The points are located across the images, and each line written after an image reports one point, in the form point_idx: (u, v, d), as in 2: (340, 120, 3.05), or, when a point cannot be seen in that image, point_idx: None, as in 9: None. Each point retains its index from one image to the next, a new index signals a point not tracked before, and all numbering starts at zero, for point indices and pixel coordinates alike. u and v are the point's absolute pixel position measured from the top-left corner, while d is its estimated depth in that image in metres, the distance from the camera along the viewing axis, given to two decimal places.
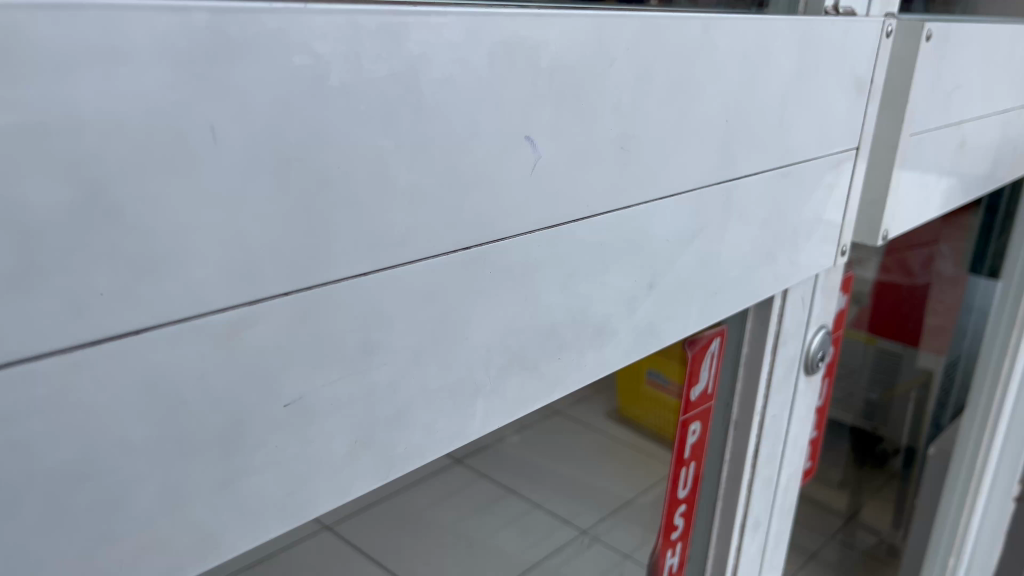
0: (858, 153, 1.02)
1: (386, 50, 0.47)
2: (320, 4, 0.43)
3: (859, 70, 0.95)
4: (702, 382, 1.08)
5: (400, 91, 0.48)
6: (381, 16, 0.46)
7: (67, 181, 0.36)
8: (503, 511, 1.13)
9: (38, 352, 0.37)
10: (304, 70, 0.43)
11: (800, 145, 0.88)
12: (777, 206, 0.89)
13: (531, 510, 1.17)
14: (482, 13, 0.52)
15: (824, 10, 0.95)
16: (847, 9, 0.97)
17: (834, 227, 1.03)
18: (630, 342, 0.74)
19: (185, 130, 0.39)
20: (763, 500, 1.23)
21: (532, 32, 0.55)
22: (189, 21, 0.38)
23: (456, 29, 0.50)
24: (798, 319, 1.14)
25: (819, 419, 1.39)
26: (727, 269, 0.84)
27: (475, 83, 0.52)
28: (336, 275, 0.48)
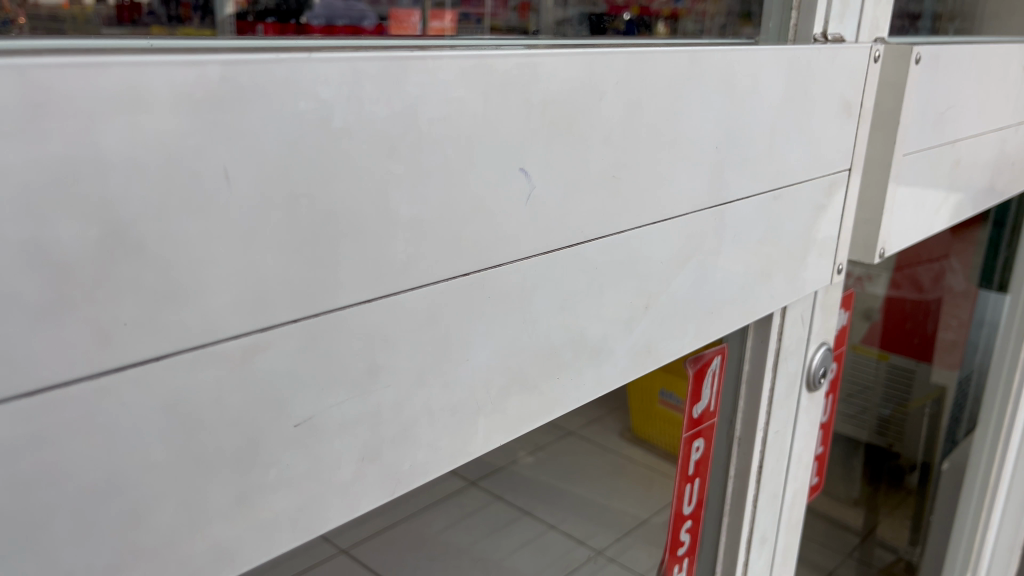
0: (850, 173, 1.05)
1: (386, 93, 0.50)
2: (323, 53, 0.47)
3: (848, 95, 0.98)
4: (704, 400, 1.10)
5: (399, 130, 0.51)
6: (381, 62, 0.50)
7: (93, 221, 0.40)
8: (517, 533, 1.01)
9: (68, 378, 0.40)
10: (310, 114, 0.47)
11: (791, 167, 0.91)
12: (771, 227, 0.91)
13: (547, 531, 1.05)
14: (477, 55, 0.55)
15: (813, 37, 1.00)
16: (836, 36, 1.01)
17: (830, 245, 1.06)
18: (628, 361, 0.77)
19: (201, 172, 0.43)
20: (770, 515, 1.25)
21: (524, 71, 0.59)
22: (203, 73, 0.42)
23: (453, 71, 0.54)
24: (798, 336, 1.17)
25: (826, 434, 1.41)
26: (723, 289, 0.87)
27: (471, 120, 0.56)
28: (341, 302, 0.51)
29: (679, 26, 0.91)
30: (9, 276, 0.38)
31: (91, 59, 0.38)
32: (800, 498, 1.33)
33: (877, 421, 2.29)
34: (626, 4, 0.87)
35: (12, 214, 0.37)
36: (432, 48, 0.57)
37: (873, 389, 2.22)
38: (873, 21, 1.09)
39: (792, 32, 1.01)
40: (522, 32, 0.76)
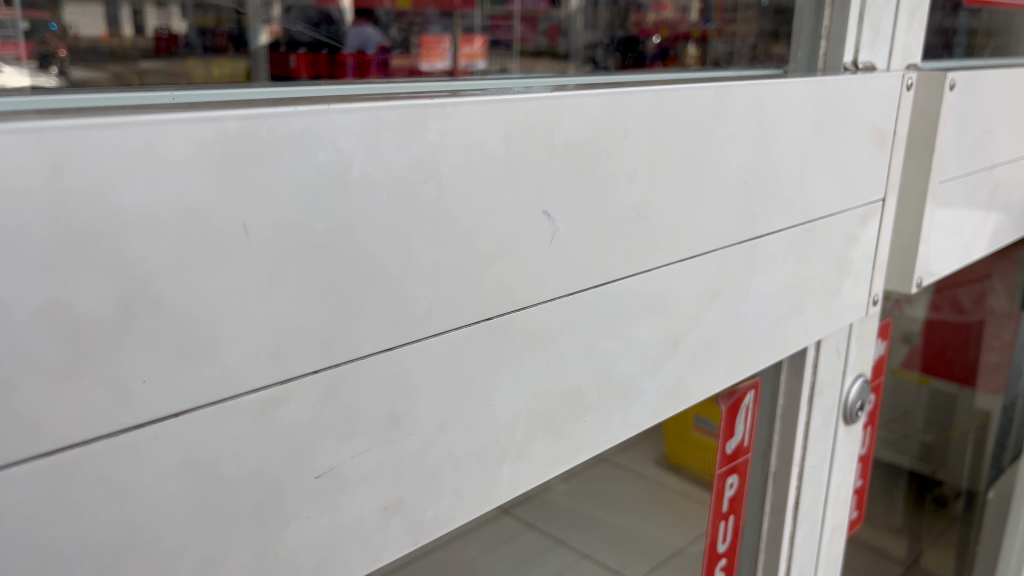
0: (884, 201, 1.03)
1: (406, 141, 0.50)
2: (340, 104, 0.47)
3: (880, 123, 0.96)
4: (737, 436, 1.08)
5: (419, 177, 0.51)
6: (400, 110, 0.49)
7: (112, 279, 0.40)
8: (552, 563, 0.93)
9: (88, 435, 0.40)
10: (329, 164, 0.46)
11: (822, 199, 0.89)
12: (804, 260, 0.90)
13: (582, 561, 0.96)
14: (498, 99, 0.55)
15: (843, 66, 0.98)
16: (867, 64, 0.99)
17: (865, 276, 1.03)
18: (657, 401, 0.76)
19: (220, 226, 0.43)
20: (807, 551, 1.21)
21: (546, 113, 0.58)
22: (222, 128, 0.42)
23: (473, 116, 0.53)
24: (834, 368, 1.14)
25: (865, 467, 1.37)
26: (754, 325, 0.85)
27: (492, 165, 0.55)
28: (362, 351, 0.51)
29: (707, 48, 0.91)
30: (29, 337, 0.38)
31: (109, 119, 0.39)
32: (839, 534, 1.30)
33: (919, 446, 2.26)
34: (655, 28, 0.87)
35: (33, 275, 0.37)
36: (452, 94, 0.57)
37: (914, 413, 2.19)
38: (905, 47, 1.07)
39: (822, 61, 0.99)
40: (553, 57, 0.77)
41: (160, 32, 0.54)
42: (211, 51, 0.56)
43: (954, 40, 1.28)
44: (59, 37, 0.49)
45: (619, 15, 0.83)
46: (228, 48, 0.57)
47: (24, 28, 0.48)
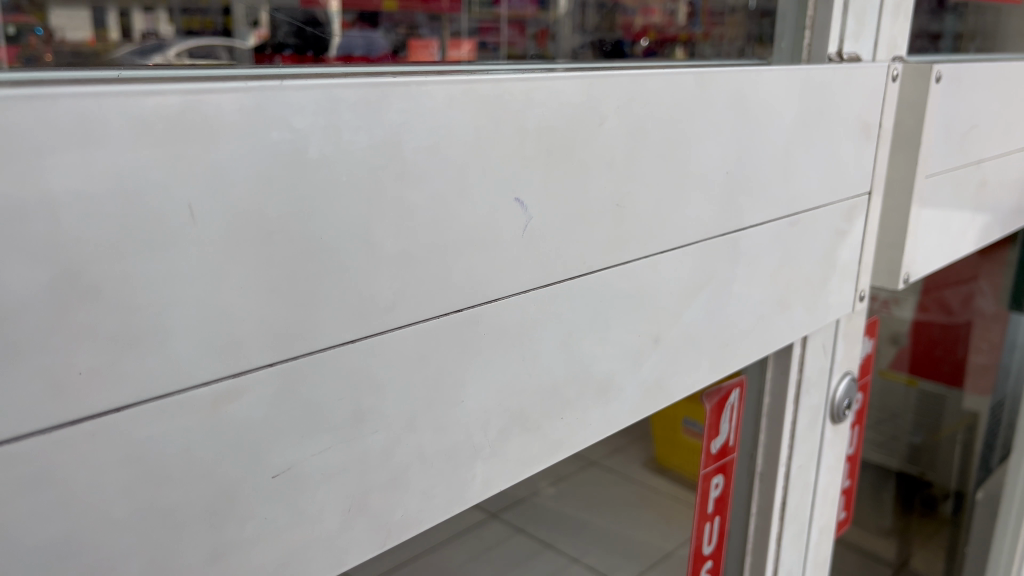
0: (871, 195, 1.01)
1: (367, 121, 0.47)
2: (295, 80, 0.44)
3: (866, 114, 0.94)
4: (722, 436, 1.06)
5: (383, 160, 0.49)
6: (360, 89, 0.47)
7: (44, 264, 0.37)
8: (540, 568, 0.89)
9: (20, 432, 0.38)
10: (284, 144, 0.44)
11: (807, 192, 0.87)
12: (789, 255, 0.88)
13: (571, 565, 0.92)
14: (467, 80, 0.52)
15: (828, 57, 0.96)
16: (851, 55, 0.98)
17: (851, 271, 1.01)
18: (638, 398, 0.73)
19: (164, 209, 0.40)
20: (793, 552, 1.19)
21: (518, 96, 0.56)
22: (165, 103, 0.39)
23: (440, 97, 0.51)
24: (820, 366, 1.12)
25: (853, 467, 1.35)
26: (738, 322, 0.83)
27: (461, 149, 0.53)
28: (322, 343, 0.48)
29: (696, 51, 0.90)
30: None
31: (39, 90, 0.36)
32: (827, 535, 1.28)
33: (907, 448, 2.29)
34: (643, 31, 0.85)
35: None
36: (420, 77, 0.54)
37: (903, 415, 2.21)
38: (890, 39, 1.06)
39: (806, 52, 0.97)
40: (540, 59, 0.75)
41: (149, 36, 0.51)
42: (200, 53, 0.53)
43: (940, 36, 1.27)
44: (45, 41, 0.46)
45: (606, 19, 0.81)
46: (216, 51, 0.54)
47: (10, 31, 0.45)
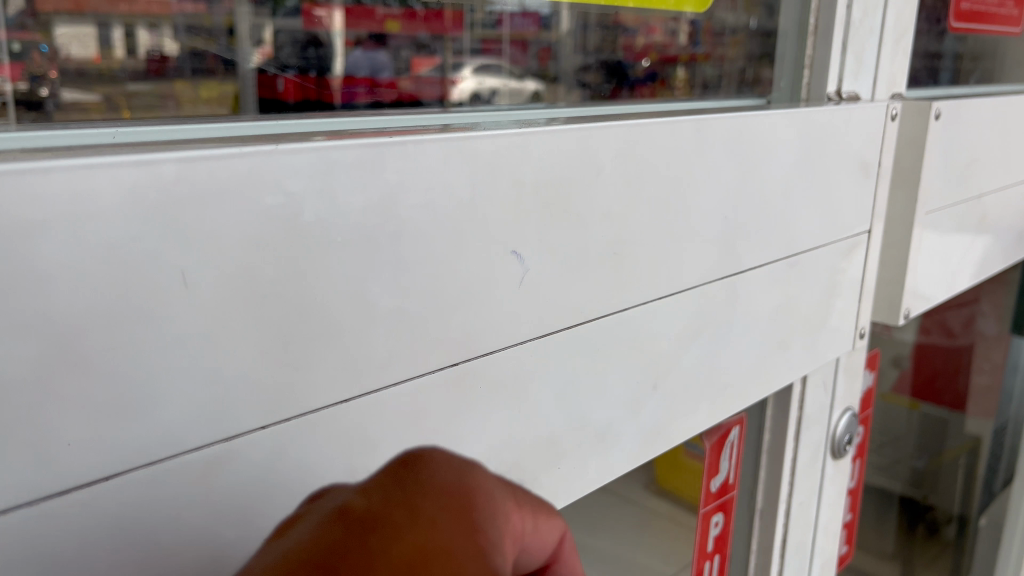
0: (870, 233, 1.01)
1: (362, 181, 0.47)
2: (287, 144, 0.44)
3: (865, 154, 0.94)
4: (722, 474, 1.04)
5: (378, 220, 0.49)
6: (355, 150, 0.47)
7: (32, 337, 0.37)
8: None
9: (6, 506, 0.37)
10: (277, 208, 0.44)
11: (806, 233, 0.87)
12: (789, 295, 0.87)
13: None
14: (464, 136, 0.52)
15: (826, 96, 0.96)
16: (850, 95, 0.98)
17: (851, 309, 1.01)
18: (636, 445, 0.73)
19: (156, 277, 0.40)
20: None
21: (515, 150, 0.56)
22: (157, 172, 0.39)
23: (437, 155, 0.51)
24: (821, 403, 1.11)
25: (855, 500, 1.35)
26: (737, 363, 0.83)
27: (457, 205, 0.53)
28: (315, 404, 0.48)
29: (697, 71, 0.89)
30: None
31: (32, 163, 0.36)
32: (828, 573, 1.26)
33: (911, 473, 2.15)
34: (645, 51, 0.84)
35: None
36: (417, 132, 0.55)
37: (907, 439, 2.10)
38: (889, 77, 1.06)
39: (805, 91, 0.97)
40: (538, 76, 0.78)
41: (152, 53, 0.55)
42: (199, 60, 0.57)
43: (940, 68, 1.26)
44: (48, 58, 0.50)
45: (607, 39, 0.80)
46: (217, 69, 0.58)
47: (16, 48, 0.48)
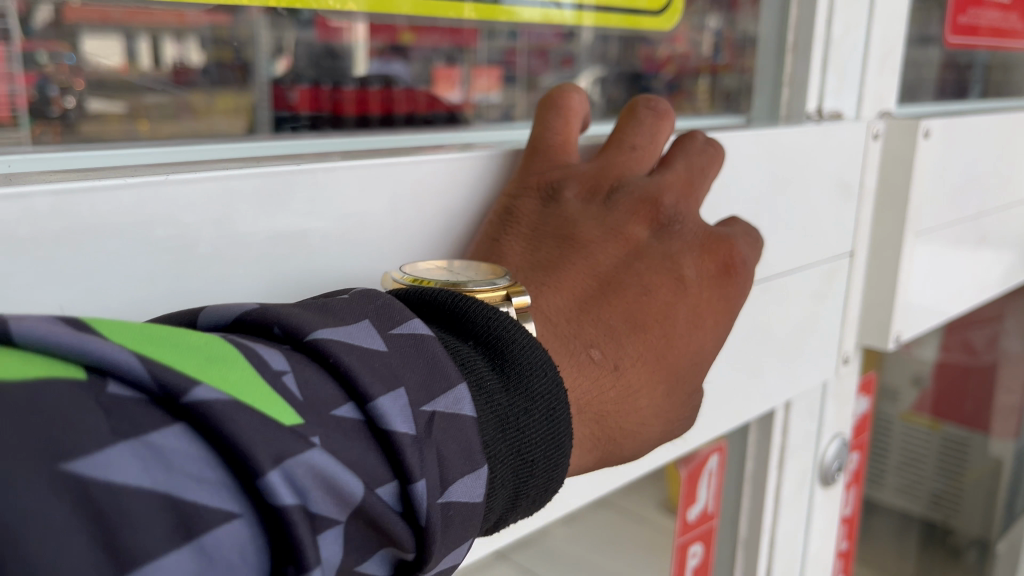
0: (853, 255, 0.98)
1: (264, 211, 0.53)
2: (181, 175, 0.49)
3: (845, 174, 0.92)
4: (700, 502, 1.02)
5: (285, 247, 0.55)
6: (257, 182, 0.52)
7: None
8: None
9: None
10: (172, 238, 0.49)
11: (780, 257, 0.84)
12: (761, 321, 0.84)
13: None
14: (374, 164, 0.58)
15: (806, 115, 0.94)
16: (831, 113, 0.95)
17: (832, 334, 0.98)
18: None
19: (40, 299, 0.45)
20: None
21: (426, 174, 0.61)
22: (31, 206, 0.44)
23: (346, 182, 0.56)
24: (806, 429, 1.07)
25: (850, 529, 1.30)
26: (703, 390, 0.80)
27: (365, 228, 0.58)
28: None
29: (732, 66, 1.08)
30: None
31: None
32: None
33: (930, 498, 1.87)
34: None
35: None
36: (334, 162, 0.56)
37: (927, 459, 1.81)
38: (876, 94, 1.03)
39: (785, 108, 0.95)
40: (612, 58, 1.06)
41: None
42: None
43: (937, 85, 1.23)
44: None
45: None
46: None
47: None
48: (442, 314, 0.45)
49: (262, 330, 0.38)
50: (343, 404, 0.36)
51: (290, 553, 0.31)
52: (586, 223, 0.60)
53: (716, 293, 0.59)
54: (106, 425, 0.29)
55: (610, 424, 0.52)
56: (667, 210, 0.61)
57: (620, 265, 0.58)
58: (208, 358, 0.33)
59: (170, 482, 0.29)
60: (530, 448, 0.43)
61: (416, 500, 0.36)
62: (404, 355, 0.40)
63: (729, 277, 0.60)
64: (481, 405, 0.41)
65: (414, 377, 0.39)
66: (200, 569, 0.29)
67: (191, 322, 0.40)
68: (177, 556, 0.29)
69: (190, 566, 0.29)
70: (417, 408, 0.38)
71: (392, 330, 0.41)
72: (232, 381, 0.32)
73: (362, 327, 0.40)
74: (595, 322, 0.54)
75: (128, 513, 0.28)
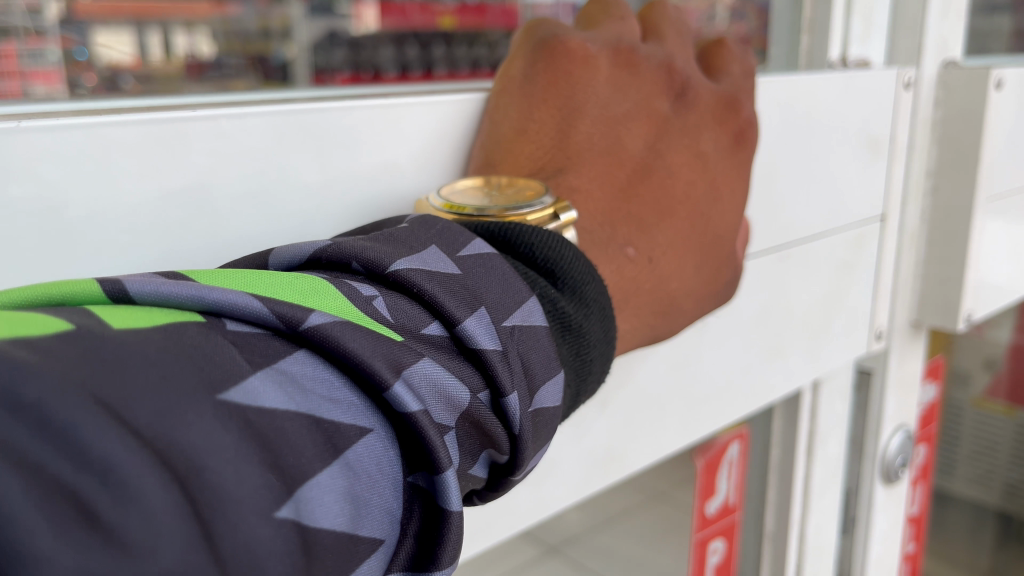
0: (884, 219, 0.86)
1: (151, 166, 0.38)
2: (34, 120, 0.34)
3: (874, 127, 0.80)
4: (721, 494, 0.88)
5: (185, 216, 0.39)
6: (145, 127, 0.37)
7: None
8: None
9: None
10: (24, 204, 0.35)
11: (800, 222, 0.73)
12: (778, 296, 0.73)
13: None
14: (302, 107, 0.42)
15: (831, 62, 0.81)
16: (859, 60, 0.83)
17: (863, 309, 0.86)
18: (582, 473, 0.61)
19: None
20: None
21: (382, 120, 0.45)
22: None
23: (264, 131, 0.41)
24: (840, 414, 0.95)
25: (919, 528, 1.18)
26: (713, 373, 0.69)
27: (300, 197, 0.43)
28: None
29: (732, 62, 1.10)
30: None
31: None
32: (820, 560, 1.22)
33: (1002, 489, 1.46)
34: None
35: None
36: (243, 107, 0.40)
37: (1001, 447, 1.41)
38: (939, 40, 0.86)
39: (806, 57, 0.82)
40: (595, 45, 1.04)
41: None
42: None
43: (989, 38, 1.08)
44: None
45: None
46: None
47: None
48: (488, 231, 0.39)
49: (341, 271, 0.33)
50: (428, 321, 0.32)
51: (423, 460, 0.28)
52: (614, 102, 0.51)
53: (732, 163, 0.55)
54: (222, 422, 0.23)
55: (658, 292, 0.50)
56: (682, 75, 0.54)
57: (646, 146, 0.52)
58: (304, 286, 0.29)
59: (308, 402, 0.26)
60: (588, 346, 0.39)
61: (510, 412, 0.32)
62: (479, 277, 0.34)
63: (748, 145, 0.55)
64: (549, 314, 0.37)
65: (493, 294, 0.34)
66: (346, 487, 0.26)
67: (261, 262, 0.34)
68: (326, 474, 0.25)
69: (335, 490, 0.25)
70: (499, 325, 0.33)
71: (460, 253, 0.35)
72: (344, 313, 0.29)
73: (431, 252, 0.34)
74: (626, 211, 0.49)
75: (281, 440, 0.24)
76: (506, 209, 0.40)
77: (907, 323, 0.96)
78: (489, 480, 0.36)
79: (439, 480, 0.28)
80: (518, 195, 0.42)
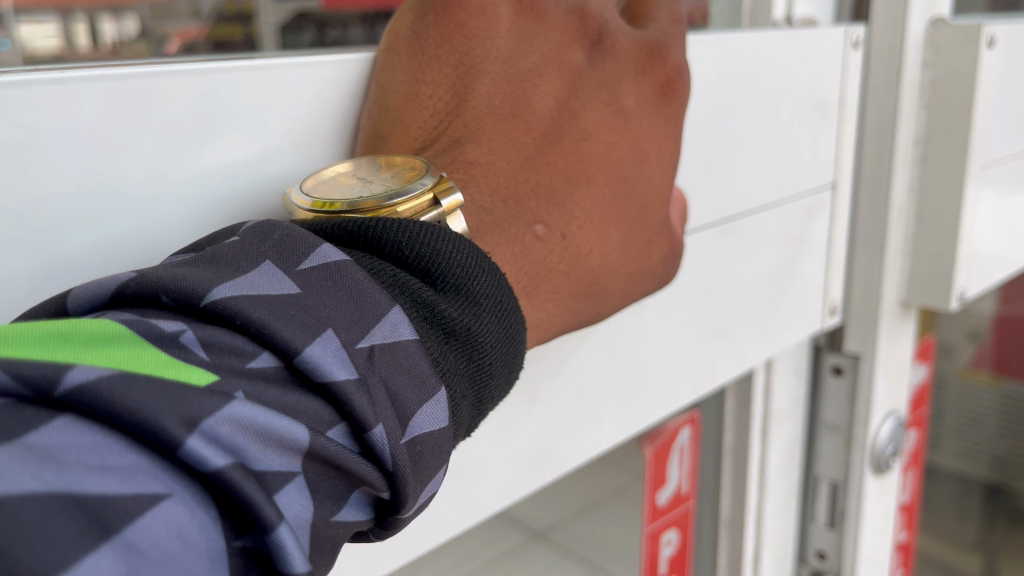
0: (837, 188, 0.79)
1: None
2: None
3: (822, 89, 0.73)
4: (672, 482, 0.82)
5: None
6: None
7: None
8: None
9: None
10: None
11: (742, 193, 0.67)
12: (722, 273, 0.68)
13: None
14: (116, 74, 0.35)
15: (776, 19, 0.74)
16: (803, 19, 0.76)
17: (815, 284, 0.80)
18: (511, 473, 0.56)
19: None
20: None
21: (231, 92, 0.39)
22: None
23: (75, 104, 0.35)
24: (793, 394, 0.90)
25: (908, 515, 1.13)
26: (654, 356, 0.64)
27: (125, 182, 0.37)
28: None
29: None
30: None
31: None
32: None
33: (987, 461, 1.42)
34: None
35: None
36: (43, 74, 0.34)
37: (985, 420, 1.37)
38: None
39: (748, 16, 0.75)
40: None
41: None
42: None
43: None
44: None
45: None
46: None
47: None
48: (347, 231, 0.35)
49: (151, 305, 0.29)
50: (257, 354, 0.29)
51: (247, 520, 0.26)
52: (515, 56, 0.48)
53: (665, 114, 0.50)
54: None
55: (576, 269, 0.46)
56: (597, 20, 0.50)
57: (556, 105, 0.48)
58: (99, 338, 0.26)
59: (69, 478, 0.23)
60: (482, 348, 0.36)
61: (377, 448, 0.31)
62: (324, 293, 0.32)
63: (674, 96, 0.50)
64: (421, 326, 0.34)
65: (343, 316, 0.31)
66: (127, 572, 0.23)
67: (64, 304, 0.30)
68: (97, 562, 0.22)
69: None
70: (353, 349, 0.31)
71: (300, 265, 0.32)
72: (148, 373, 0.26)
73: (262, 269, 0.31)
74: (532, 181, 0.46)
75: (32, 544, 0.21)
76: (376, 202, 0.37)
77: (897, 302, 0.88)
78: (379, 519, 0.33)
79: (273, 538, 0.26)
80: (396, 179, 0.39)
